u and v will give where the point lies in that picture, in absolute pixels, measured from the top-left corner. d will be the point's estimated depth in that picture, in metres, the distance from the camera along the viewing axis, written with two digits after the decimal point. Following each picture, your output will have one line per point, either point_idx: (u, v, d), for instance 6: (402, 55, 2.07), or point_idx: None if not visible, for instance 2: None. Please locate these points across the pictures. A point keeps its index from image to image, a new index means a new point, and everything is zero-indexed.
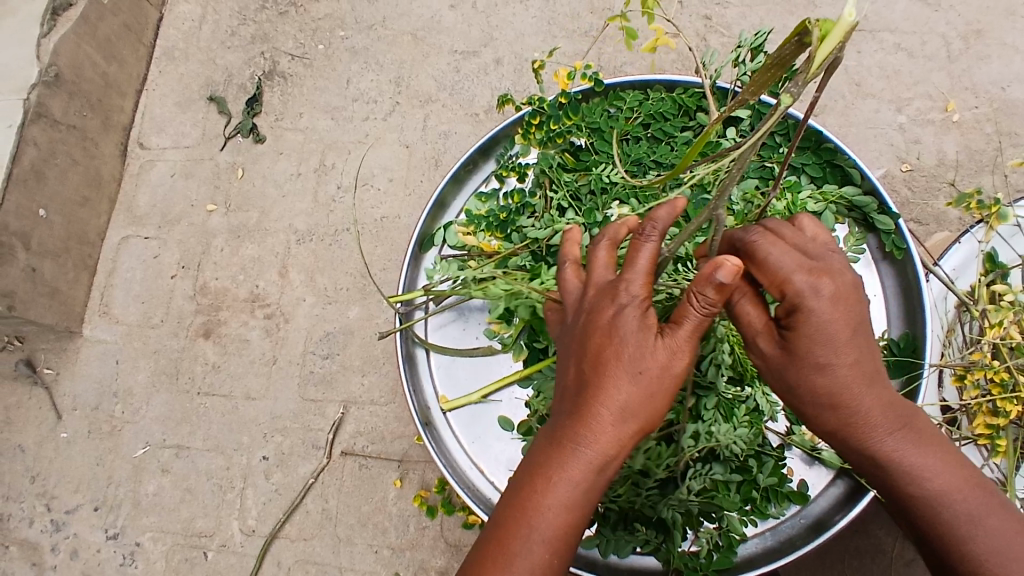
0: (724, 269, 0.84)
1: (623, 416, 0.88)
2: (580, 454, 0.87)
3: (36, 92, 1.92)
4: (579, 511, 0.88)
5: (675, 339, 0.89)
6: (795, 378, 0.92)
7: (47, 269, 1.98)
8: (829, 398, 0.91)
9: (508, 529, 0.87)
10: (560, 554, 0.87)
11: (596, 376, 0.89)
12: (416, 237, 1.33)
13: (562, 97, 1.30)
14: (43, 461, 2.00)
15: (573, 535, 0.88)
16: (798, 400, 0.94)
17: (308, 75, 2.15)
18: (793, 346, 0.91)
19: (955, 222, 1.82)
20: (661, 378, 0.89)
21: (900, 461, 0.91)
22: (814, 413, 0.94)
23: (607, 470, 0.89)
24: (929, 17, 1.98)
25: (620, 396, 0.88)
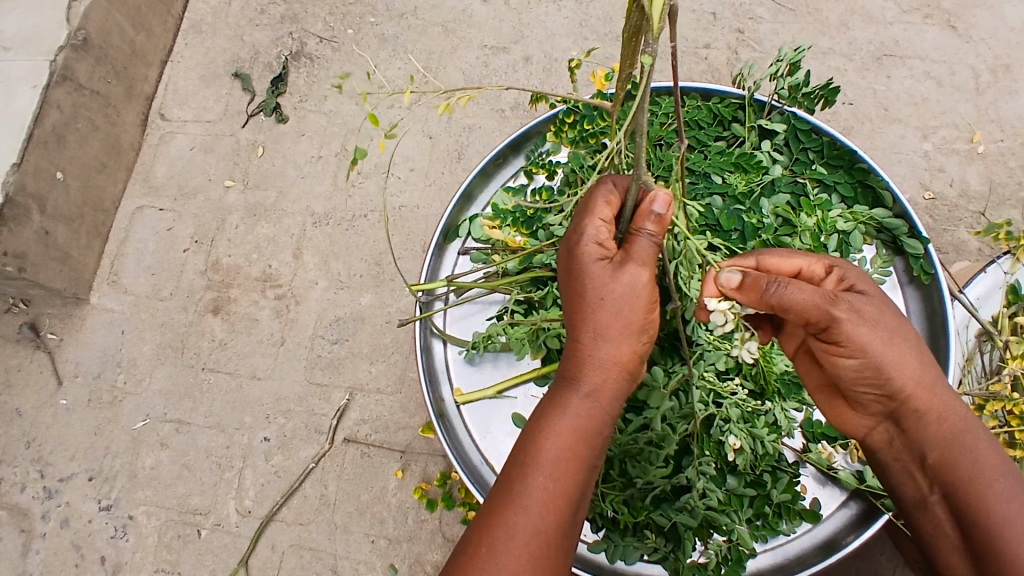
0: (659, 202, 0.95)
1: (608, 345, 0.97)
2: (572, 388, 0.97)
3: (63, 55, 1.91)
4: (583, 440, 0.95)
5: (629, 265, 0.97)
6: (890, 325, 0.99)
7: (61, 233, 1.96)
8: (918, 348, 1.01)
9: (514, 466, 0.94)
10: (569, 481, 0.92)
11: (579, 319, 0.99)
12: (441, 226, 1.33)
13: (597, 97, 1.29)
14: (40, 427, 1.98)
15: (581, 464, 0.94)
16: (896, 353, 0.99)
17: (336, 58, 2.14)
18: (870, 295, 1.01)
19: (975, 252, 1.82)
20: (635, 304, 0.97)
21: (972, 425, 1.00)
22: (915, 364, 0.99)
23: (599, 399, 0.97)
24: (959, 48, 1.99)
25: (602, 328, 0.97)
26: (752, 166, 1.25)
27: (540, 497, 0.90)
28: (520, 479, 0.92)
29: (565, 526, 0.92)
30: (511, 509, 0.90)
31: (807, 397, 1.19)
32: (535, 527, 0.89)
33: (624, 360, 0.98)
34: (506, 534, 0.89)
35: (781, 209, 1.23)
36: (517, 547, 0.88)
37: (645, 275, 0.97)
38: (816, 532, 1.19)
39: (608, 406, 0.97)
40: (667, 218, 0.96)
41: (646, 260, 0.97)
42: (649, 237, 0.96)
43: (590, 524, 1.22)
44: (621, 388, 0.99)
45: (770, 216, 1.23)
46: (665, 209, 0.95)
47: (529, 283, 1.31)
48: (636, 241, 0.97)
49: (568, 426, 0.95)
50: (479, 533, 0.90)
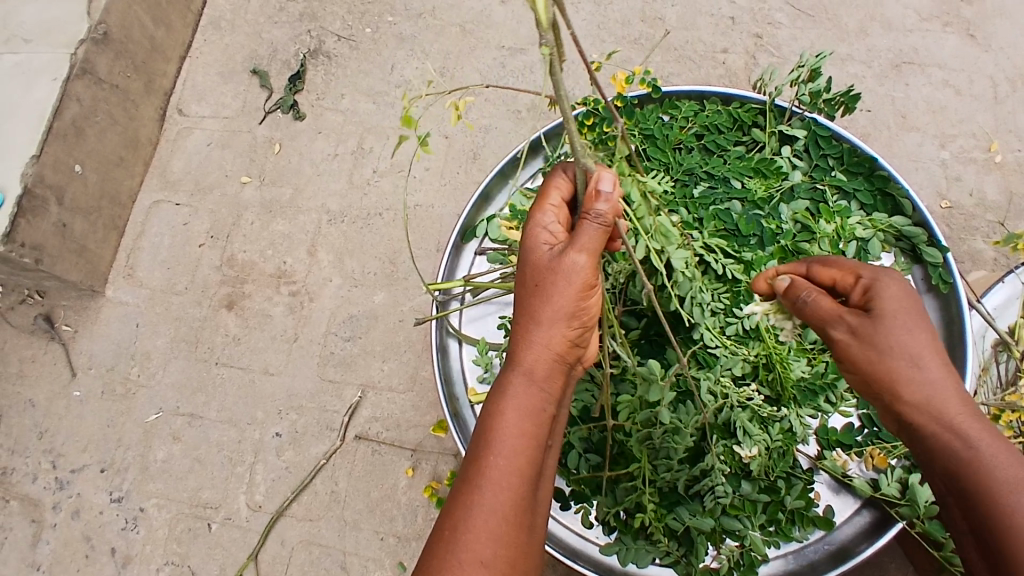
0: (602, 180, 0.94)
1: (547, 326, 0.96)
2: (511, 368, 0.96)
3: (83, 49, 1.93)
4: (529, 417, 0.93)
5: (570, 248, 0.95)
6: (887, 341, 0.93)
7: (78, 226, 1.98)
8: (912, 359, 0.92)
9: (469, 455, 0.92)
10: (523, 458, 0.90)
11: (522, 306, 0.98)
12: (458, 226, 1.33)
13: (618, 100, 1.31)
14: (54, 417, 1.99)
15: (531, 442, 0.92)
16: (887, 368, 0.93)
17: (354, 57, 2.14)
18: (879, 309, 0.94)
19: (991, 262, 1.81)
20: (575, 285, 0.95)
21: (989, 443, 0.87)
22: (907, 376, 0.92)
23: (536, 376, 0.95)
24: (978, 57, 1.98)
25: (538, 311, 0.96)
26: (772, 171, 1.24)
27: (493, 477, 0.88)
28: (472, 464, 0.90)
29: (523, 505, 0.89)
30: (472, 495, 0.87)
31: (822, 404, 1.18)
32: (494, 508, 0.87)
33: (563, 340, 0.97)
34: (465, 515, 0.87)
35: (801, 215, 1.24)
36: (481, 528, 0.85)
37: (585, 257, 0.95)
38: (829, 539, 1.19)
39: (546, 383, 0.96)
40: (615, 198, 0.94)
41: (589, 242, 0.94)
42: (596, 221, 0.94)
43: (602, 526, 1.22)
44: (561, 368, 0.97)
45: (790, 222, 1.24)
46: (612, 188, 0.94)
47: None
48: (584, 224, 0.95)
49: (514, 405, 0.93)
50: (441, 522, 0.88)
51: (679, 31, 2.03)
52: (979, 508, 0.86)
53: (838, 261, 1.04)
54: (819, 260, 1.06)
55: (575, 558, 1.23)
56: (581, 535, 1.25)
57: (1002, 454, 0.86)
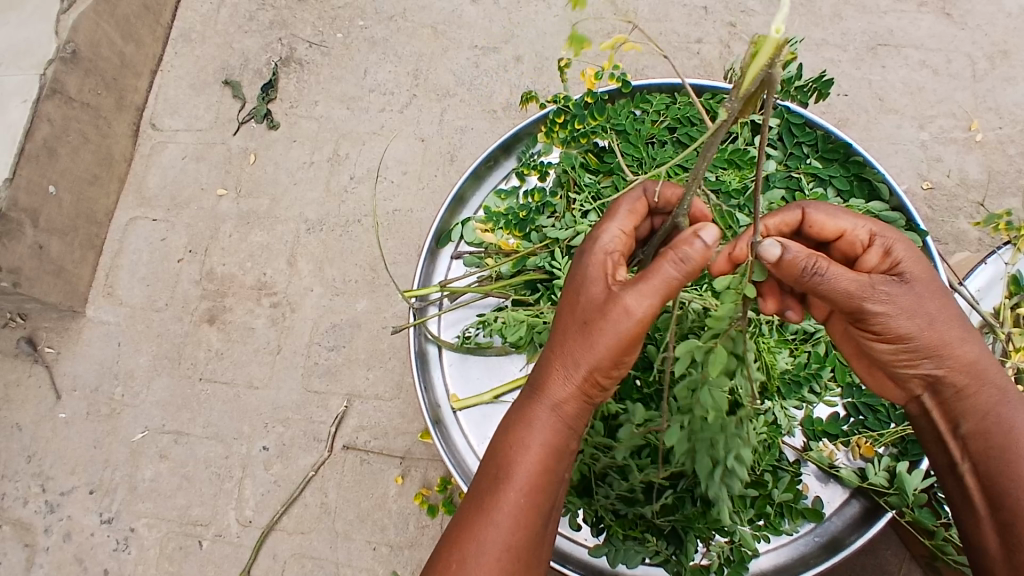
0: (701, 229, 0.88)
1: (586, 364, 0.94)
2: (540, 403, 0.96)
3: (52, 68, 1.91)
4: (548, 457, 0.94)
5: (631, 288, 0.91)
6: (932, 304, 0.96)
7: (55, 246, 1.95)
8: (957, 325, 0.98)
9: (486, 481, 0.94)
10: (535, 500, 0.92)
11: (564, 332, 0.96)
12: (433, 232, 1.30)
13: (588, 96, 1.24)
14: (40, 441, 1.97)
15: (546, 483, 0.93)
16: (937, 331, 0.96)
17: (326, 63, 2.12)
18: (915, 275, 0.97)
19: (975, 242, 1.80)
20: (627, 330, 0.91)
21: (1012, 397, 0.98)
22: (954, 339, 0.97)
23: (565, 415, 0.95)
24: (954, 36, 1.96)
25: (581, 347, 0.94)
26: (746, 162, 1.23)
27: (504, 517, 0.90)
28: (485, 496, 0.92)
29: (531, 545, 0.91)
30: (481, 530, 0.90)
31: (807, 394, 1.17)
32: (496, 543, 0.89)
33: (600, 380, 0.95)
34: (473, 549, 0.90)
35: (777, 205, 1.23)
36: (489, 564, 0.89)
37: (648, 305, 0.90)
38: (820, 531, 1.18)
39: (573, 422, 0.96)
40: (704, 250, 0.88)
41: (655, 288, 0.89)
42: (674, 268, 0.89)
43: (590, 528, 1.20)
44: (589, 407, 0.97)
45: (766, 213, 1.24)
46: (711, 242, 0.88)
47: (523, 286, 1.30)
48: (656, 264, 0.90)
49: (539, 441, 0.94)
50: (446, 547, 0.92)
51: (652, 23, 2.01)
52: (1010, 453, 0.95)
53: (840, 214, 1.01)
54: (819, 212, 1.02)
55: (565, 562, 1.22)
56: (571, 538, 1.24)
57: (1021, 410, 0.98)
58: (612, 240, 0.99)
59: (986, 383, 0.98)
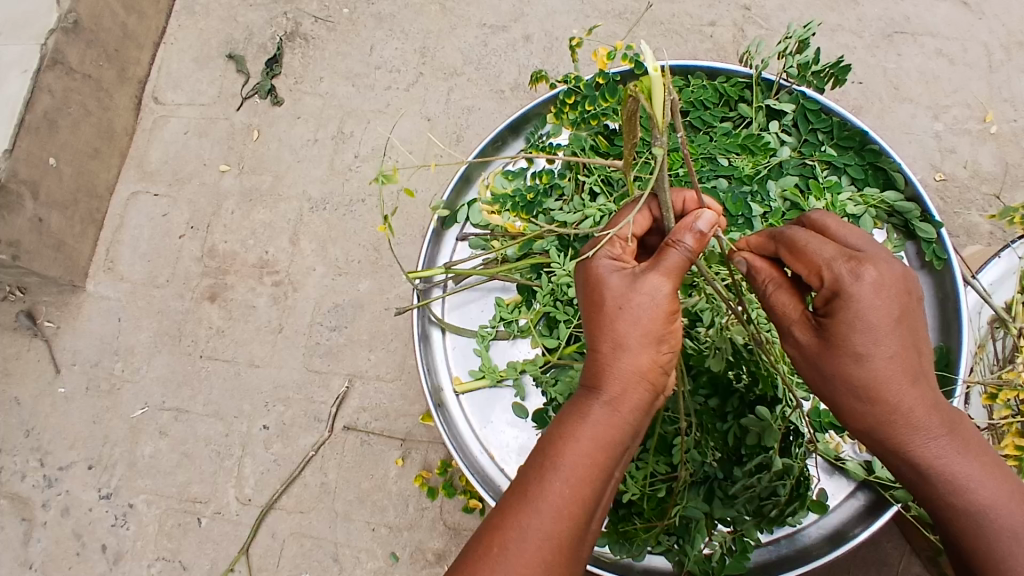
0: (702, 218, 0.92)
1: (635, 351, 0.91)
2: (593, 395, 0.91)
3: (54, 39, 1.88)
4: (601, 447, 0.89)
5: (651, 273, 0.92)
6: (830, 368, 0.90)
7: (55, 220, 1.93)
8: (868, 392, 0.88)
9: (528, 470, 0.89)
10: (586, 489, 0.87)
11: (600, 324, 0.93)
12: (439, 213, 1.28)
13: (600, 77, 1.23)
14: (39, 415, 1.97)
15: (599, 474, 0.88)
16: (834, 394, 0.91)
17: (331, 38, 2.08)
18: (828, 334, 0.89)
19: (986, 235, 1.78)
20: (659, 311, 0.91)
21: (943, 468, 0.87)
22: (850, 407, 0.90)
23: (620, 407, 0.91)
24: (972, 25, 1.93)
25: (619, 332, 0.92)
26: (760, 148, 1.20)
27: (552, 503, 0.85)
28: (530, 482, 0.87)
29: (577, 537, 0.86)
30: (520, 518, 0.85)
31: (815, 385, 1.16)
32: (546, 533, 0.84)
33: (650, 367, 0.92)
34: (517, 537, 0.84)
35: (790, 192, 1.20)
36: (534, 551, 0.83)
37: (671, 288, 0.92)
38: (823, 523, 1.17)
39: (627, 416, 0.91)
40: (709, 238, 0.93)
41: (675, 273, 0.92)
42: (683, 251, 0.92)
43: None
44: (643, 400, 0.92)
45: (778, 200, 1.20)
46: (709, 227, 0.93)
47: (529, 270, 1.27)
48: (671, 251, 0.92)
49: (584, 432, 0.89)
50: (486, 534, 0.86)
51: (665, 4, 1.97)
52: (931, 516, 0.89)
53: (814, 248, 0.91)
54: (788, 244, 0.94)
55: None
56: None
57: (957, 479, 0.86)
58: (607, 244, 0.98)
59: (902, 450, 0.88)
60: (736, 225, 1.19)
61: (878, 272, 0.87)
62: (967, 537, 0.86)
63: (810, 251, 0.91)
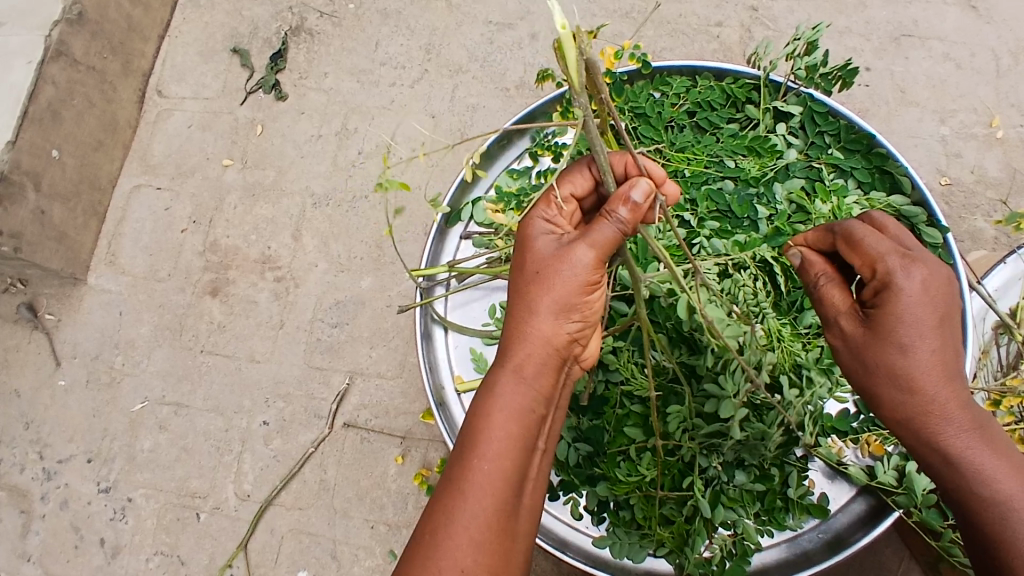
0: (637, 187, 0.90)
1: (543, 318, 0.93)
2: (501, 366, 0.92)
3: (58, 30, 1.87)
4: (520, 418, 0.90)
5: (578, 244, 0.92)
6: (874, 357, 0.90)
7: (56, 212, 1.92)
8: (906, 381, 0.88)
9: (456, 455, 0.89)
10: (510, 462, 0.87)
11: (520, 290, 0.95)
12: (443, 210, 1.28)
13: (606, 77, 1.25)
14: (39, 407, 1.96)
15: (520, 445, 0.89)
16: (874, 383, 0.91)
17: (336, 34, 2.08)
18: (875, 323, 0.89)
19: (991, 241, 1.77)
20: (577, 279, 0.92)
21: (976, 464, 0.86)
22: (887, 396, 0.90)
23: (527, 373, 0.92)
24: (979, 30, 1.92)
25: (537, 301, 0.93)
26: (767, 150, 1.19)
27: (481, 481, 0.85)
28: (459, 466, 0.87)
29: (508, 512, 0.86)
30: (451, 504, 0.85)
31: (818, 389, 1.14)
32: (476, 514, 0.84)
33: (558, 334, 0.94)
34: (447, 521, 0.84)
35: (796, 195, 1.19)
36: (470, 532, 0.83)
37: (591, 255, 0.92)
38: (824, 528, 1.16)
39: (535, 381, 0.92)
40: (643, 210, 0.91)
41: (600, 243, 0.91)
42: (615, 223, 0.91)
43: (592, 517, 1.18)
44: (552, 365, 0.94)
45: (784, 202, 1.19)
46: (643, 198, 0.90)
47: None
48: (601, 223, 0.92)
49: (501, 405, 0.89)
50: (423, 528, 0.86)
51: (672, 4, 1.97)
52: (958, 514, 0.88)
53: (870, 242, 0.92)
54: (846, 234, 0.95)
55: (566, 550, 1.20)
56: (571, 526, 1.22)
57: (990, 477, 0.86)
58: (547, 212, 0.98)
59: (936, 442, 0.88)
60: (741, 227, 1.17)
61: (928, 271, 0.89)
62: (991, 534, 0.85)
63: (864, 246, 0.93)
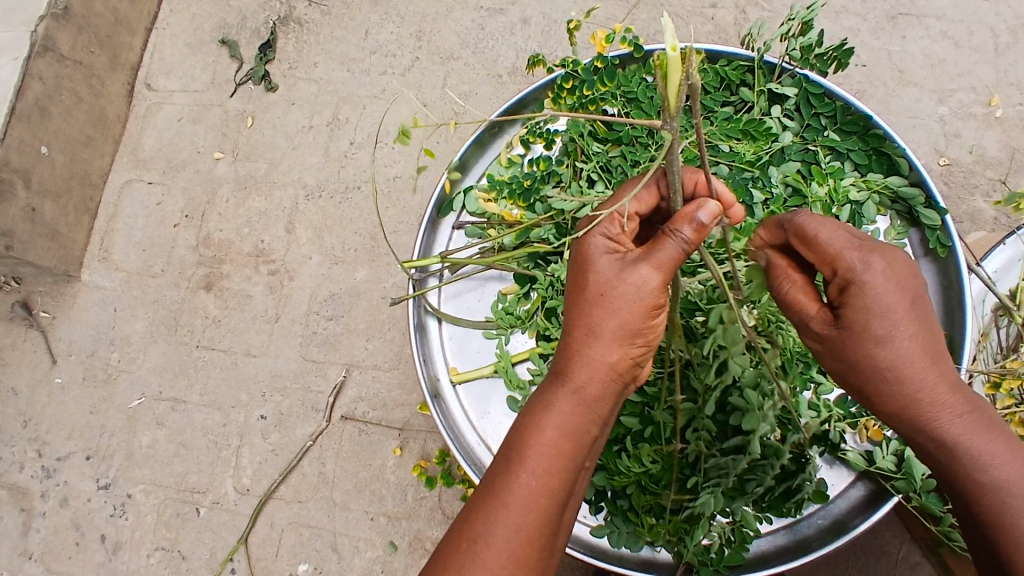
0: (706, 209, 0.86)
1: (604, 344, 0.92)
2: (560, 382, 0.92)
3: (44, 25, 1.85)
4: (570, 437, 0.90)
5: (640, 266, 0.90)
6: (854, 354, 0.89)
7: (48, 210, 1.91)
8: (891, 375, 0.88)
9: (501, 462, 0.89)
10: (558, 479, 0.88)
11: (578, 309, 0.93)
12: (434, 200, 1.26)
13: (598, 61, 1.22)
14: (36, 406, 1.96)
15: (569, 464, 0.89)
16: (861, 379, 0.90)
17: (326, 23, 2.05)
18: (850, 320, 0.89)
19: (990, 221, 1.75)
20: (642, 306, 0.91)
21: (971, 446, 0.87)
22: (878, 390, 0.89)
23: (588, 397, 0.92)
24: (978, 7, 1.89)
25: (598, 324, 0.91)
26: (762, 133, 1.17)
27: (522, 494, 0.86)
28: (505, 476, 0.87)
29: (550, 528, 0.87)
30: (494, 515, 0.85)
31: (815, 374, 1.14)
32: (518, 529, 0.84)
33: (620, 360, 0.93)
34: (486, 530, 0.84)
35: (792, 178, 1.18)
36: (510, 544, 0.83)
37: (659, 282, 0.90)
38: (824, 513, 1.16)
39: (591, 403, 0.92)
40: (710, 230, 0.87)
41: (663, 264, 0.89)
42: (680, 245, 0.87)
43: (590, 506, 1.18)
44: (611, 390, 0.94)
45: (779, 185, 1.18)
46: (710, 218, 0.86)
47: (526, 259, 1.25)
48: (661, 242, 0.89)
49: (555, 420, 0.90)
50: (460, 529, 0.86)
51: None
52: (963, 502, 0.88)
53: (826, 235, 0.89)
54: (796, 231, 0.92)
55: (564, 540, 1.19)
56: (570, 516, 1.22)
57: (988, 458, 0.87)
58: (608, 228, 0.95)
59: (931, 430, 0.88)
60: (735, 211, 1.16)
61: (888, 259, 0.89)
62: (989, 517, 0.86)
63: (818, 242, 0.90)
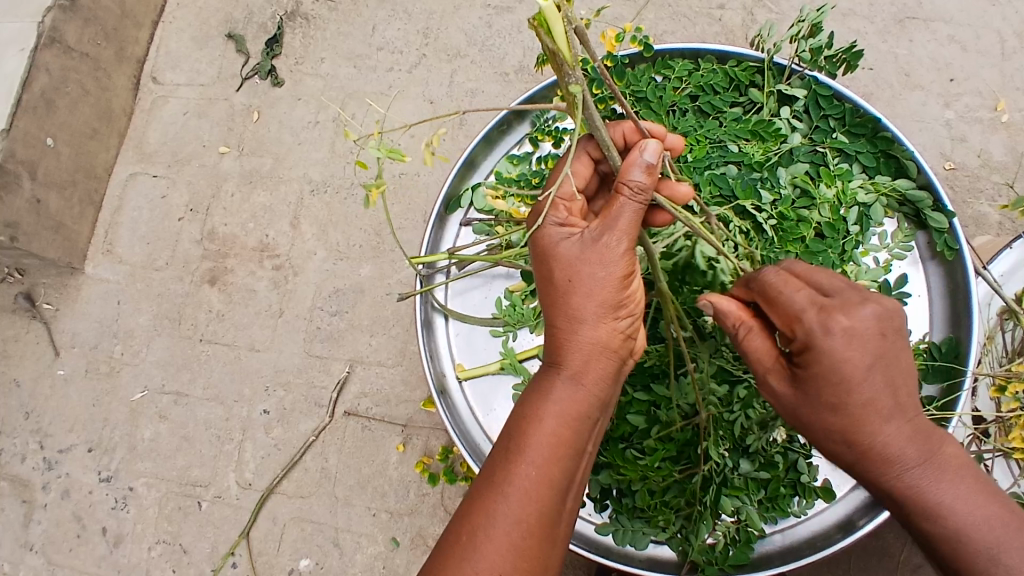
0: (647, 150, 0.89)
1: (591, 325, 0.92)
2: (555, 372, 0.93)
3: (51, 17, 1.84)
4: (569, 423, 0.90)
5: (608, 234, 0.91)
6: (807, 414, 0.88)
7: (53, 202, 1.91)
8: (842, 435, 0.86)
9: (497, 456, 0.89)
10: (556, 467, 0.87)
11: (555, 300, 0.94)
12: (442, 196, 1.26)
13: (608, 61, 1.22)
14: (39, 398, 1.96)
15: (568, 449, 0.89)
16: (814, 436, 0.89)
17: (333, 19, 2.05)
18: (804, 381, 0.86)
19: (995, 226, 1.76)
20: (616, 277, 0.91)
21: (927, 497, 0.84)
22: (828, 446, 0.89)
23: (586, 377, 0.92)
24: (985, 11, 1.89)
25: (580, 309, 0.92)
26: (771, 134, 1.17)
27: (521, 485, 0.85)
28: (501, 469, 0.87)
29: (552, 516, 0.86)
30: (490, 508, 0.84)
31: None
32: (517, 519, 0.84)
33: (611, 337, 0.93)
34: (487, 522, 0.83)
35: (801, 179, 1.17)
36: (509, 535, 0.83)
37: (628, 245, 0.91)
38: (829, 513, 1.16)
39: (589, 384, 0.92)
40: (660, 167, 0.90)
41: (629, 225, 0.90)
42: (635, 197, 0.89)
43: (595, 504, 1.18)
44: (609, 369, 0.94)
45: (788, 186, 1.17)
46: (657, 157, 0.90)
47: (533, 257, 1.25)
48: (618, 200, 0.90)
49: (552, 409, 0.90)
50: (460, 523, 0.85)
51: None
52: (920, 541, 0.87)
53: (788, 294, 0.87)
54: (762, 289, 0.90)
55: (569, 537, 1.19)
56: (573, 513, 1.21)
57: (947, 506, 0.84)
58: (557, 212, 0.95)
59: (881, 484, 0.87)
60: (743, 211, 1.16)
61: (856, 321, 0.83)
62: (947, 561, 0.84)
63: (781, 301, 0.88)
